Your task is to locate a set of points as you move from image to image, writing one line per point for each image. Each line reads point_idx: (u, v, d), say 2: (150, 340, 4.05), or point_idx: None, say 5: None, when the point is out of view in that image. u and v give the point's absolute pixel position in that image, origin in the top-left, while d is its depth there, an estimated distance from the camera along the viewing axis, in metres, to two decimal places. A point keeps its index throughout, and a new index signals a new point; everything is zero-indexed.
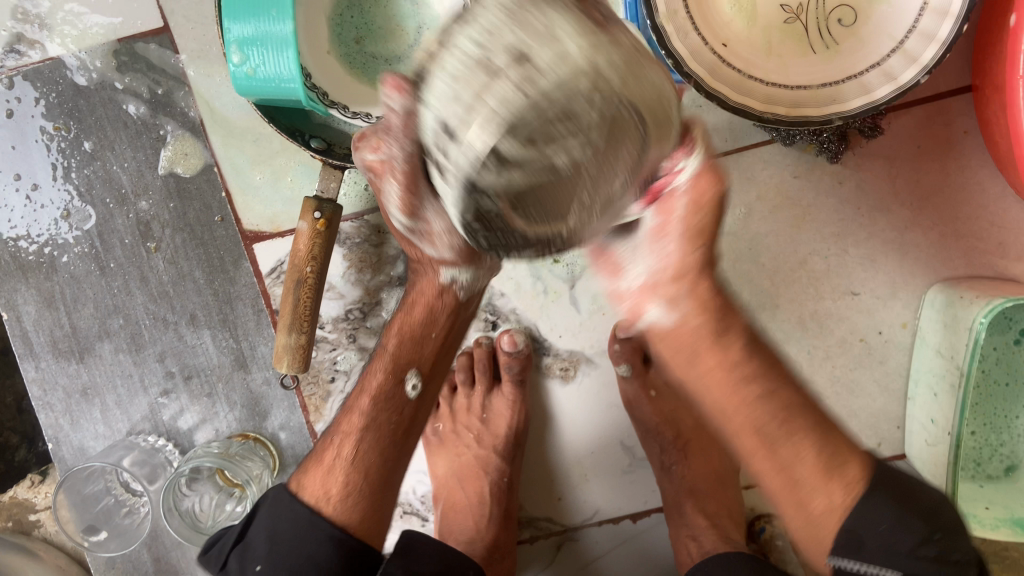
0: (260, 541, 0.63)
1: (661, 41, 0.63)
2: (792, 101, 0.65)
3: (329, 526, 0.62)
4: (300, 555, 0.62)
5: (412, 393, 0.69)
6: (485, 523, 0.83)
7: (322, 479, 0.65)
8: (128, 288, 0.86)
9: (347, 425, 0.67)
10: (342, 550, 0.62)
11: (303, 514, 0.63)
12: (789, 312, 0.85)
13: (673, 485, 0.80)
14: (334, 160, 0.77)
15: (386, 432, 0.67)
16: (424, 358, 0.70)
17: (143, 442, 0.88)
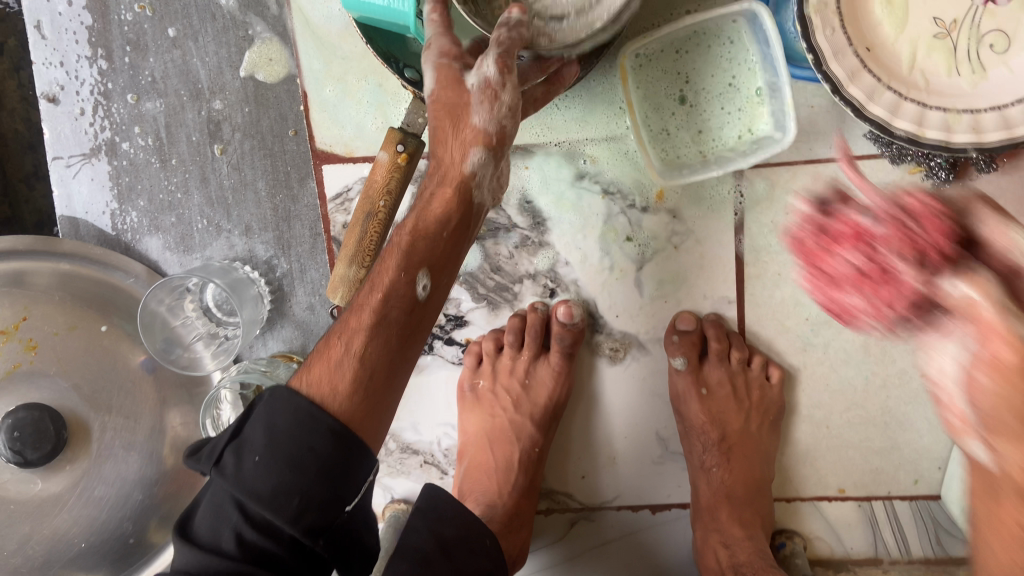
0: (257, 429, 0.53)
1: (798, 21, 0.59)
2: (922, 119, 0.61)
3: (329, 419, 0.54)
4: (296, 443, 0.52)
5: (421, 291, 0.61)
6: (508, 488, 0.81)
7: (328, 351, 0.58)
8: (187, 186, 0.83)
9: (351, 323, 0.59)
10: (341, 445, 0.54)
11: (304, 406, 0.54)
12: (854, 334, 0.82)
13: (710, 488, 0.80)
14: (425, 95, 0.73)
15: (376, 318, 0.59)
16: (427, 254, 0.62)
17: (239, 271, 0.83)
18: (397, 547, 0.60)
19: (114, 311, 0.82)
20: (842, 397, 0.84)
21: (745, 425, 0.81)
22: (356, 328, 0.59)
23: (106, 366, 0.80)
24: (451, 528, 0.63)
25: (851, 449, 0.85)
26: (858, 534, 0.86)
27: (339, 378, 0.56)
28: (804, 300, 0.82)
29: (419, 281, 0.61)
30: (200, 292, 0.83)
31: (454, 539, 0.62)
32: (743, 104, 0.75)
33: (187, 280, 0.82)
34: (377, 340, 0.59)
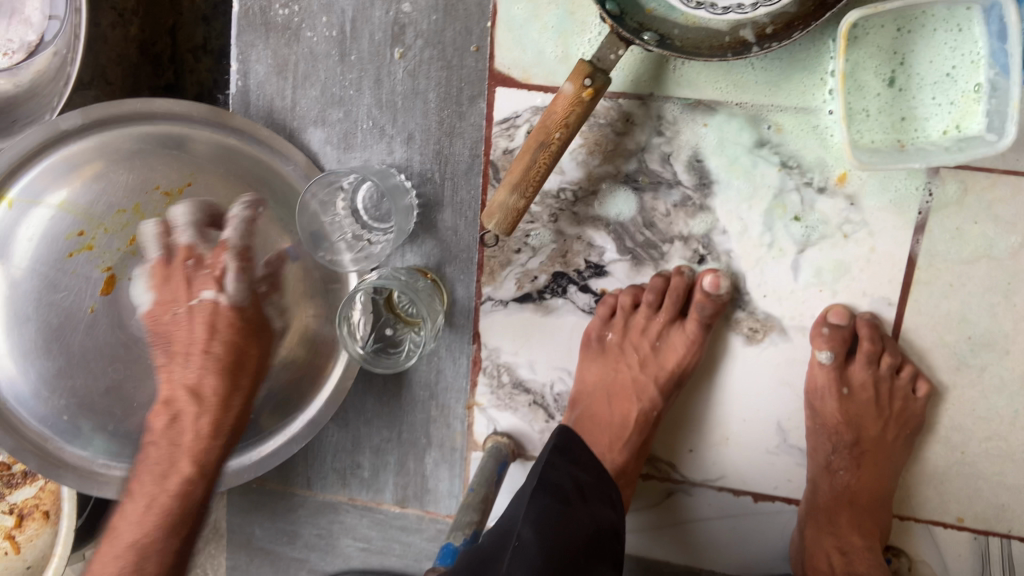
0: None
1: None
2: None
3: None
4: None
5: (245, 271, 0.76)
6: (620, 446, 0.80)
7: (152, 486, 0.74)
8: (360, 84, 0.82)
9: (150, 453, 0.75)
10: None
11: None
12: (1015, 364, 0.77)
13: (831, 490, 0.77)
14: (624, 32, 0.70)
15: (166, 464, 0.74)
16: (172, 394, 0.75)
17: (395, 177, 0.83)
18: (538, 476, 0.64)
19: (269, 193, 0.82)
20: (986, 426, 0.79)
21: (880, 432, 0.77)
22: (185, 466, 0.74)
23: (256, 242, 0.80)
24: (585, 473, 0.66)
25: (980, 480, 0.81)
26: (965, 565, 0.83)
27: (183, 386, 0.74)
28: (970, 318, 0.77)
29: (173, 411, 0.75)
30: (353, 189, 0.82)
31: (588, 484, 0.65)
32: (957, 98, 0.70)
33: (343, 178, 0.81)
34: (215, 374, 0.74)
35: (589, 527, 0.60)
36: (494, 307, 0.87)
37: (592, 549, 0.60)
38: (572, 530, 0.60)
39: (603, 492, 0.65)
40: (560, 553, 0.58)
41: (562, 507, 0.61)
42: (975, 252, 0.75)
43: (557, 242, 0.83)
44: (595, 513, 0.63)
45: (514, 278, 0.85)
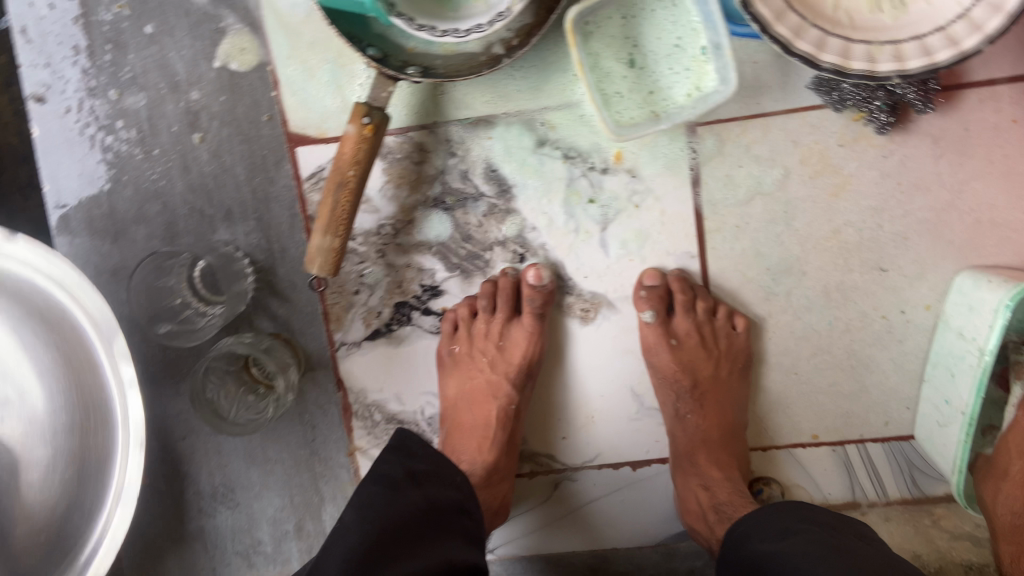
0: None
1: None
2: (844, 52, 0.65)
3: None
4: None
5: None
6: (487, 446, 0.84)
7: None
8: (170, 174, 0.87)
9: None
10: None
11: None
12: (814, 281, 0.85)
13: (687, 434, 0.83)
14: (388, 70, 0.78)
15: None
16: None
17: (223, 249, 0.88)
18: (369, 473, 0.68)
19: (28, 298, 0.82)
20: (808, 343, 0.87)
21: (715, 371, 0.84)
22: None
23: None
24: (421, 463, 0.71)
25: (820, 394, 0.88)
26: (833, 478, 0.89)
27: None
28: (763, 251, 0.85)
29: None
30: (189, 269, 0.86)
31: (424, 472, 0.70)
32: (690, 63, 0.80)
33: (177, 258, 0.87)
34: None
35: (418, 504, 0.65)
36: (350, 350, 0.91)
37: (424, 521, 0.64)
38: (400, 510, 0.64)
39: (439, 477, 0.71)
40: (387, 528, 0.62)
41: (391, 492, 0.66)
42: (749, 192, 0.84)
43: (389, 274, 0.89)
44: (429, 494, 0.68)
45: (360, 318, 0.90)
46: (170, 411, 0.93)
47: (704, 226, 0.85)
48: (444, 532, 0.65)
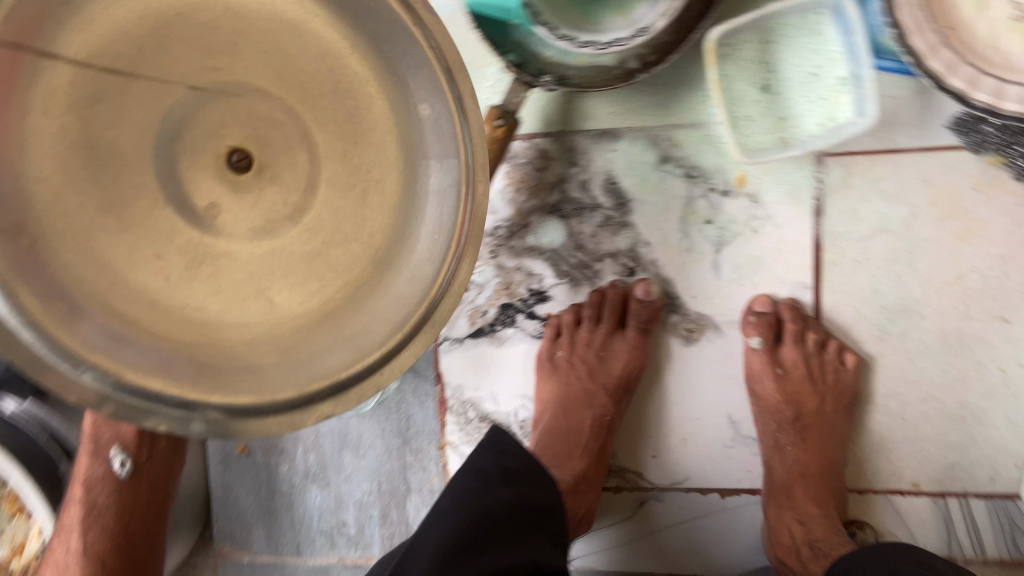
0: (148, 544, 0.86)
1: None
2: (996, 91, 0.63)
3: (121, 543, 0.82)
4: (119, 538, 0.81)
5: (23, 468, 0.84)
6: (579, 453, 0.84)
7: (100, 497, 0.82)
8: None
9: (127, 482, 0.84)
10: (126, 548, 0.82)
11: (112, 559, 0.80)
12: (932, 325, 0.83)
13: (785, 466, 0.82)
14: (524, 76, 0.80)
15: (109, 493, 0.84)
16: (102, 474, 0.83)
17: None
18: (465, 467, 0.70)
19: None
20: (918, 388, 0.85)
21: (819, 406, 0.83)
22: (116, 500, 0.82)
23: None
24: (514, 462, 0.70)
25: (926, 441, 0.85)
26: (930, 529, 0.86)
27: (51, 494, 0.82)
28: (880, 289, 0.83)
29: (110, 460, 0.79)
30: None
31: (516, 471, 0.69)
32: (826, 92, 0.79)
33: None
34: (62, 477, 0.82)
35: (510, 502, 0.66)
36: (452, 346, 0.93)
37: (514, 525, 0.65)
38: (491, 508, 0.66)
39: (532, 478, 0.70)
40: (480, 519, 0.65)
41: (484, 489, 0.67)
42: (872, 228, 0.82)
43: (499, 276, 0.90)
44: (522, 493, 0.68)
45: (466, 316, 0.92)
46: None
47: (822, 258, 0.84)
48: (532, 533, 0.66)
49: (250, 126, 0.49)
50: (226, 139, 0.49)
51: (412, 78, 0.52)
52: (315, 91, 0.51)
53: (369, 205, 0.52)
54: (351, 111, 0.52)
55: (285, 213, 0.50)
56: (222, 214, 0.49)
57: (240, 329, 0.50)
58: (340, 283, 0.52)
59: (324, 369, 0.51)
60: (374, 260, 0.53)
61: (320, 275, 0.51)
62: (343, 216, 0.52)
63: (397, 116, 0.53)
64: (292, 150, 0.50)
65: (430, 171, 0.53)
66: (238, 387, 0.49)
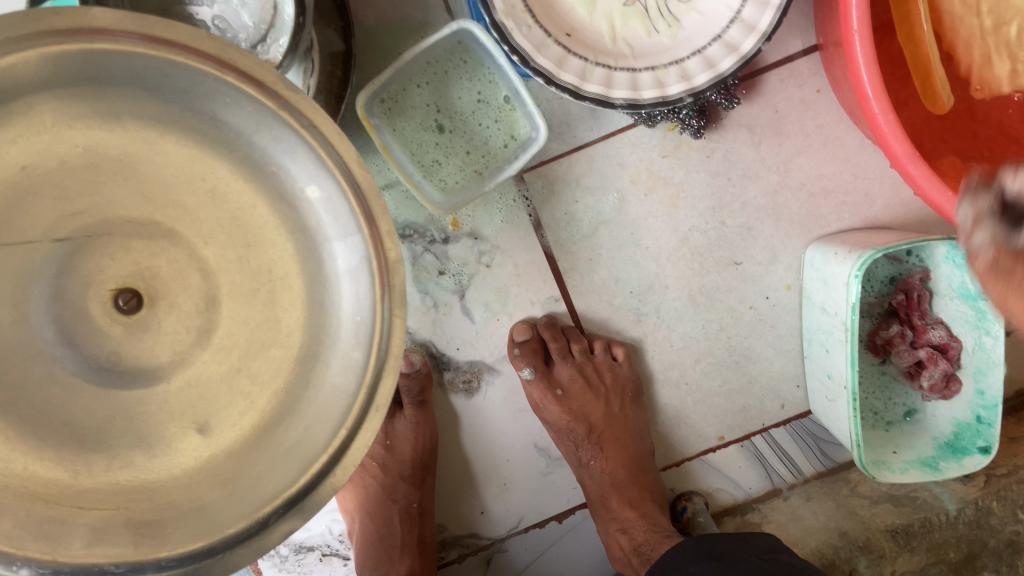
0: None
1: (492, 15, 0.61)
2: (635, 85, 0.64)
3: None
4: None
5: None
6: (398, 554, 0.79)
7: None
8: None
9: None
10: None
11: None
12: (678, 291, 0.85)
13: (597, 481, 0.82)
14: None
15: None
16: None
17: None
18: None
19: None
20: (690, 351, 0.87)
21: (607, 410, 0.85)
22: None
23: None
24: None
25: (715, 397, 0.88)
26: (749, 472, 0.89)
27: None
28: (623, 276, 0.84)
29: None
30: None
31: None
32: (497, 114, 0.78)
33: None
34: None
35: None
36: None
37: None
38: None
39: None
40: None
41: None
42: (592, 223, 0.83)
43: None
44: None
45: None
46: None
47: (560, 267, 0.83)
48: None
49: (134, 268, 0.36)
50: (107, 282, 0.36)
51: (292, 159, 0.37)
52: (163, 175, 0.37)
53: (272, 300, 0.38)
54: (234, 214, 0.38)
55: (191, 341, 0.37)
56: (108, 358, 0.36)
57: (168, 473, 0.38)
58: (265, 396, 0.38)
59: (273, 483, 0.38)
60: (277, 352, 0.38)
61: (218, 405, 0.38)
62: (248, 318, 0.38)
63: (285, 198, 0.38)
64: (179, 249, 0.37)
65: (334, 252, 0.38)
66: (180, 540, 0.37)
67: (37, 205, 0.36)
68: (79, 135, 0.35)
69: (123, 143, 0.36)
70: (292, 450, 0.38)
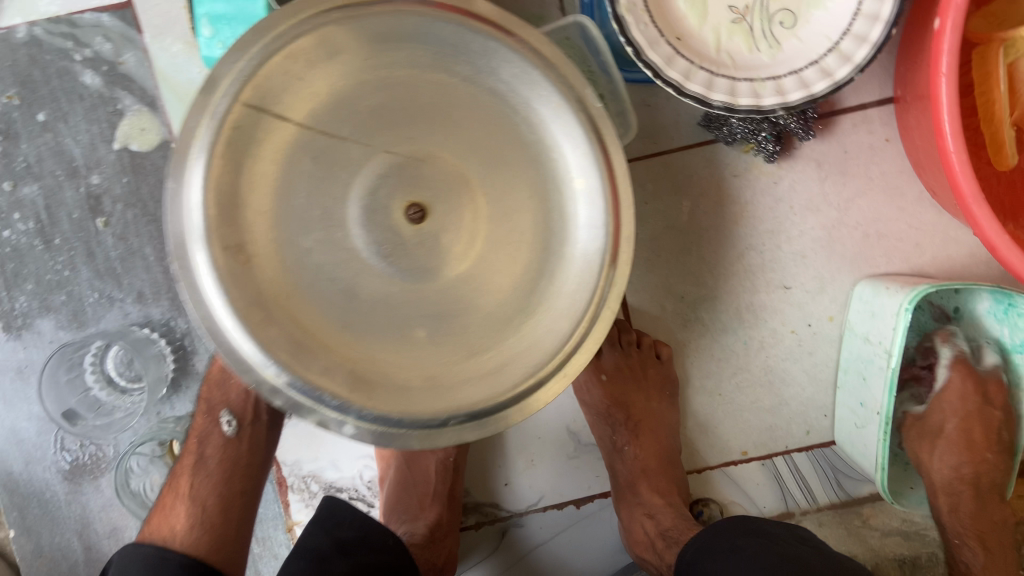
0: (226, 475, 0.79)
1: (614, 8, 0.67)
2: (733, 92, 0.70)
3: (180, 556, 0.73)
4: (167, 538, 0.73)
5: (226, 428, 0.78)
6: (428, 502, 0.83)
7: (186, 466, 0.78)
8: (74, 263, 0.85)
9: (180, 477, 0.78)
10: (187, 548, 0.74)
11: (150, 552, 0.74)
12: (726, 304, 0.89)
13: (628, 465, 0.86)
14: None
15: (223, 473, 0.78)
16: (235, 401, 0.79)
17: (138, 332, 0.85)
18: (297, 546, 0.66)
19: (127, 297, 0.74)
20: (728, 364, 0.91)
21: (647, 403, 0.88)
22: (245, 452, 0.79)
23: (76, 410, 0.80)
24: (349, 531, 0.68)
25: (744, 412, 0.91)
26: (766, 491, 0.92)
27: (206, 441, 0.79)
28: (677, 281, 0.89)
29: (223, 419, 0.78)
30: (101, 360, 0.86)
31: (352, 539, 0.68)
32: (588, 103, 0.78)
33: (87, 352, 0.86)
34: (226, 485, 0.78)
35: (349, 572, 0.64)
36: None
37: None
38: None
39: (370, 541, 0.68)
40: None
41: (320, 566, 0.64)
42: (657, 226, 0.88)
43: None
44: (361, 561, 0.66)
45: None
46: (91, 508, 0.88)
47: None
48: None
49: (439, 195, 0.60)
50: (413, 198, 0.60)
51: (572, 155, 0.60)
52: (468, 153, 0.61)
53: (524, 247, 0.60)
54: (520, 182, 0.61)
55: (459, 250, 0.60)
56: (397, 256, 0.59)
57: (424, 353, 0.60)
58: (501, 308, 0.61)
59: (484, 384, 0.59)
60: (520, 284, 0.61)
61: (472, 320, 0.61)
62: (504, 254, 0.61)
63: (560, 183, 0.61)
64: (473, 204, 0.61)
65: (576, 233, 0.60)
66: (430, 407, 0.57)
67: (381, 117, 0.59)
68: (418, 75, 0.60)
69: (441, 119, 0.60)
70: (490, 367, 0.60)
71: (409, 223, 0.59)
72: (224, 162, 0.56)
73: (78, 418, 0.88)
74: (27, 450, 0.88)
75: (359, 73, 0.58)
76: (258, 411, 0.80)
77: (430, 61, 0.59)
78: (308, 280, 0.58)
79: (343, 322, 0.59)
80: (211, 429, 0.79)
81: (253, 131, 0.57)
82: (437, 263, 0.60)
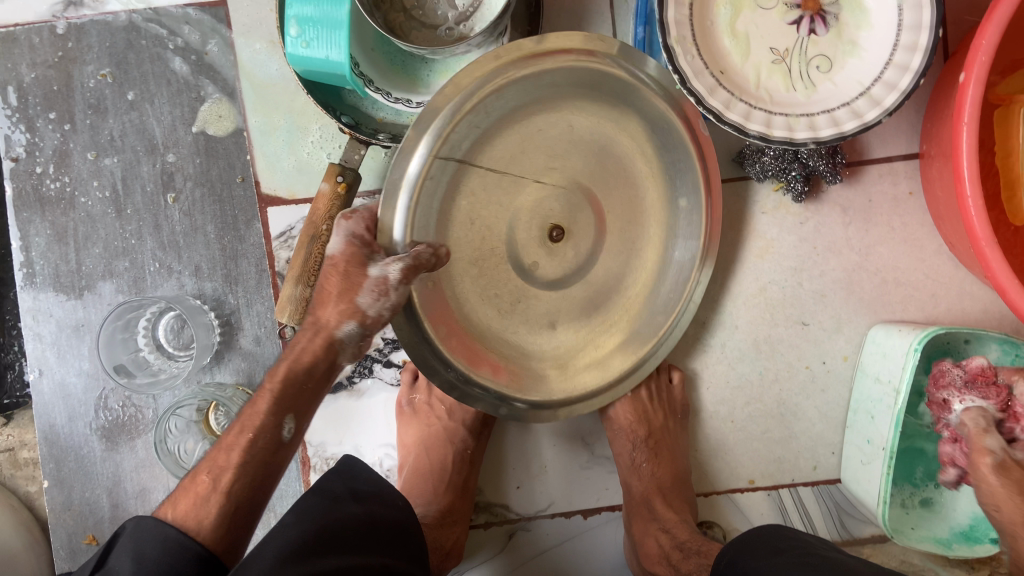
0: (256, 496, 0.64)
1: (666, 36, 0.74)
2: (770, 123, 0.76)
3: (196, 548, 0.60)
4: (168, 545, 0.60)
5: (285, 433, 0.65)
6: (442, 489, 0.88)
7: (217, 455, 0.64)
8: (140, 233, 0.91)
9: (220, 458, 0.64)
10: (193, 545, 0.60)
11: (169, 535, 0.60)
12: (745, 334, 0.94)
13: (643, 482, 0.89)
14: (361, 135, 0.86)
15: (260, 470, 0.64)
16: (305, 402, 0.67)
17: (191, 301, 0.91)
18: (313, 487, 0.70)
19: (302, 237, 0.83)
20: (742, 392, 0.94)
21: (661, 422, 0.91)
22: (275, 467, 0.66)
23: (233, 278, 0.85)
24: (364, 485, 0.73)
25: (754, 440, 0.95)
26: (770, 521, 0.94)
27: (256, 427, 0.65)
28: (698, 306, 0.93)
29: (285, 423, 0.65)
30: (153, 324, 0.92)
31: (367, 492, 0.72)
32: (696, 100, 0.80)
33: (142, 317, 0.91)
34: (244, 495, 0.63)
35: (360, 515, 0.68)
36: None
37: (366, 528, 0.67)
38: (343, 518, 0.67)
39: (384, 498, 0.73)
40: (326, 529, 0.64)
41: (332, 503, 0.68)
42: None
43: None
44: (371, 509, 0.70)
45: None
46: (124, 468, 0.93)
47: None
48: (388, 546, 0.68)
49: (578, 211, 0.79)
50: (552, 220, 0.78)
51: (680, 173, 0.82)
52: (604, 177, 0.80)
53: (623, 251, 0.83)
54: (631, 198, 0.82)
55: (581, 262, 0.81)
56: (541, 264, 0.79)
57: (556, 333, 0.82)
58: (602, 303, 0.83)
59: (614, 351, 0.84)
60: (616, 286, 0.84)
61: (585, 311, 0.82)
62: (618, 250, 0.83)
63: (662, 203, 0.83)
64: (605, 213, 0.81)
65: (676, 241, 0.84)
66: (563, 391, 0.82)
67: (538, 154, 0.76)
68: (573, 121, 0.77)
69: (580, 151, 0.78)
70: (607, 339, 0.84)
71: (550, 239, 0.78)
72: (429, 183, 0.70)
73: (126, 373, 0.91)
74: (72, 405, 0.93)
75: (528, 110, 0.74)
76: (310, 410, 0.68)
77: (590, 101, 0.77)
78: (473, 267, 0.75)
79: (496, 295, 0.77)
80: (269, 433, 0.64)
81: (456, 170, 0.71)
82: (563, 259, 0.80)
